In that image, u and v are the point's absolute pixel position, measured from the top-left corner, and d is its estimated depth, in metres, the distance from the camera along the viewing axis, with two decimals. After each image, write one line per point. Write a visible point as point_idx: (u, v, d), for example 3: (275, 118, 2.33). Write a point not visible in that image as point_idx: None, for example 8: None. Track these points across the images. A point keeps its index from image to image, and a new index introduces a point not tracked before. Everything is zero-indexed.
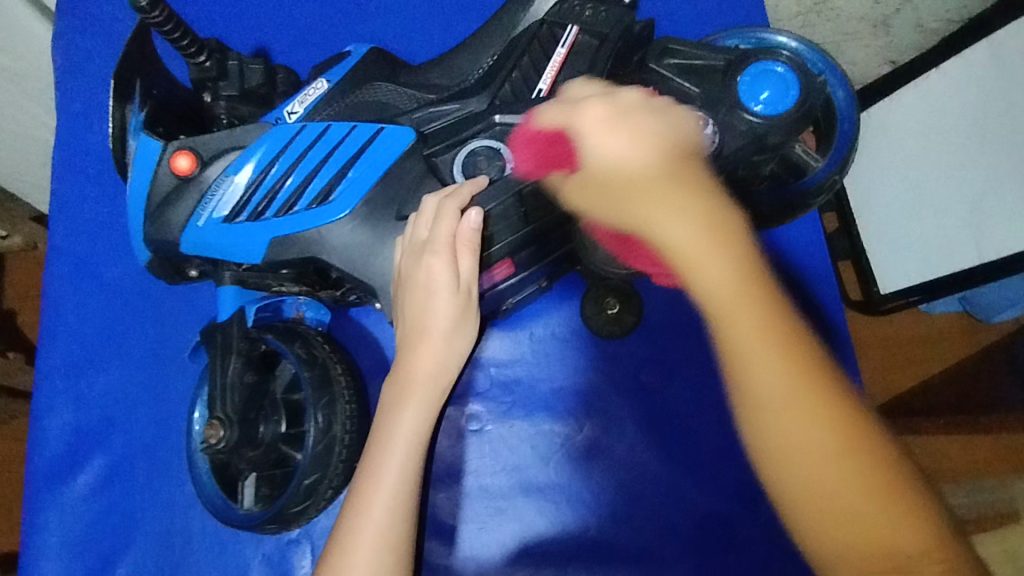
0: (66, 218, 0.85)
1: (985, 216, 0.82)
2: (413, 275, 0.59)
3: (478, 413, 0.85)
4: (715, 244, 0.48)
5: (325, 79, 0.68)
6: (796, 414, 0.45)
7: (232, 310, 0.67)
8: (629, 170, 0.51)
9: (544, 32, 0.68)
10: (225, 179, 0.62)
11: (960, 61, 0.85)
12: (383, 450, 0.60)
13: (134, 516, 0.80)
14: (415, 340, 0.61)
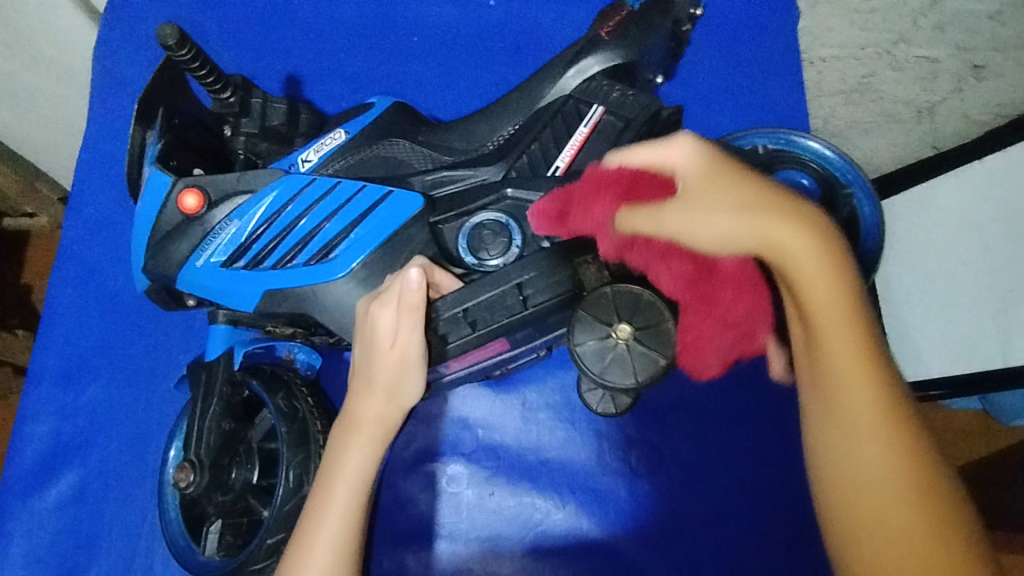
0: (84, 224, 0.87)
1: (1007, 328, 0.76)
2: (364, 325, 0.59)
3: (448, 472, 0.83)
4: (796, 227, 0.46)
5: (343, 129, 0.67)
6: (852, 405, 0.46)
7: (221, 350, 0.66)
8: (710, 192, 0.48)
9: (569, 107, 0.67)
10: (229, 223, 0.62)
11: (1006, 154, 0.76)
12: (325, 491, 0.59)
13: (98, 535, 0.78)
14: (360, 388, 0.60)
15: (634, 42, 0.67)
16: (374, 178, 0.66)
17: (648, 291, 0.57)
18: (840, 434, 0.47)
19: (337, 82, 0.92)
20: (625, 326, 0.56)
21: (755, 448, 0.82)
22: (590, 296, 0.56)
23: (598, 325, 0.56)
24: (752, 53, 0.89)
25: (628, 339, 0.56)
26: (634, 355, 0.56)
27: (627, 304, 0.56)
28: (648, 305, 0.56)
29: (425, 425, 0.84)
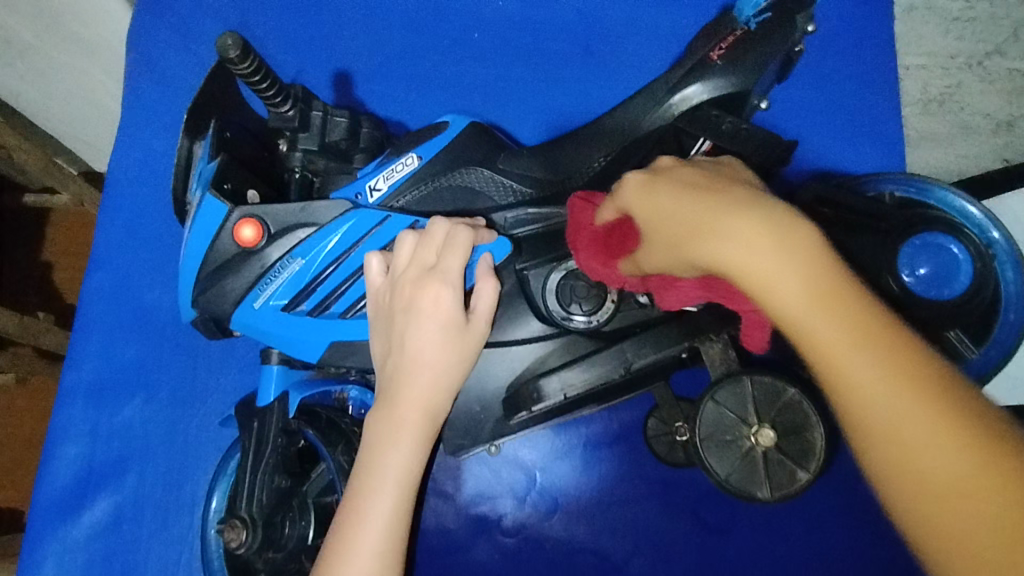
0: (119, 229, 0.81)
1: None
2: (416, 300, 0.51)
3: (498, 515, 0.77)
4: (778, 256, 0.35)
5: (416, 152, 0.60)
6: (892, 399, 0.33)
7: (273, 395, 0.60)
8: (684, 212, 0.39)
9: (670, 138, 0.60)
10: (292, 263, 0.55)
11: None
12: (368, 483, 0.49)
13: (132, 567, 0.74)
14: (407, 368, 0.51)
15: (750, 68, 0.58)
16: (450, 213, 0.60)
17: (791, 391, 0.52)
18: (899, 445, 0.32)
19: (391, 81, 0.83)
20: (763, 430, 0.51)
21: (838, 510, 0.74)
22: (723, 392, 0.52)
23: (730, 424, 0.52)
24: (853, 67, 0.79)
25: (767, 446, 0.51)
26: (770, 463, 0.51)
27: (765, 404, 0.52)
28: (789, 409, 0.52)
29: (479, 465, 0.78)
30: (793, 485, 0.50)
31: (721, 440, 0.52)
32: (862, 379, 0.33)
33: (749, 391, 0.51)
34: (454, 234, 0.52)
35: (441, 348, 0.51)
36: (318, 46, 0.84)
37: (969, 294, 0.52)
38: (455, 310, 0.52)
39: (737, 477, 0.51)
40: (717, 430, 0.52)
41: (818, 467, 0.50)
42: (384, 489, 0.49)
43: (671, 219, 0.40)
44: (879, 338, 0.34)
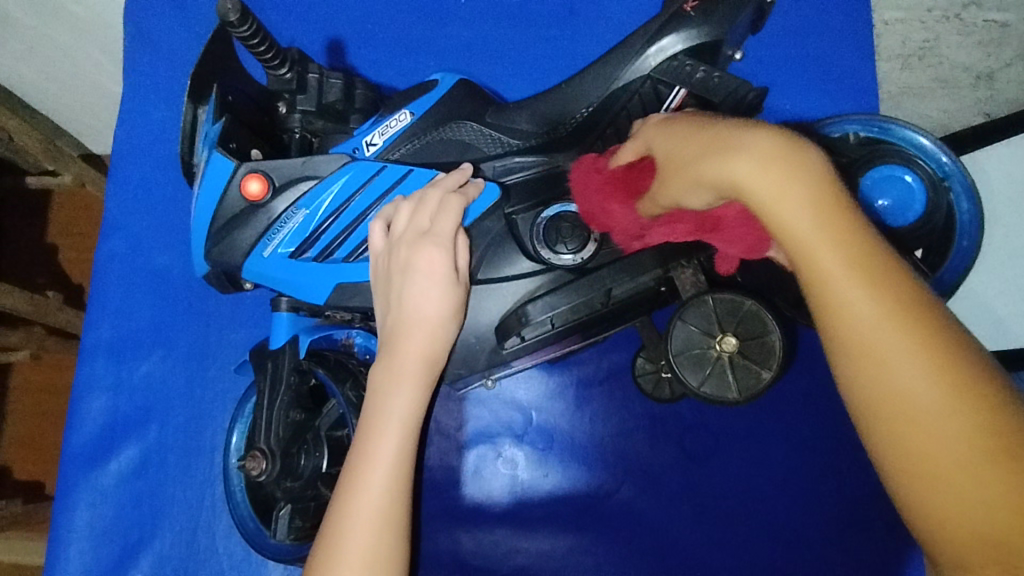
0: (128, 197, 0.85)
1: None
2: (411, 261, 0.56)
3: (498, 454, 0.82)
4: (785, 171, 0.38)
5: (408, 110, 0.63)
6: (887, 339, 0.36)
7: (285, 339, 0.64)
8: (689, 138, 0.44)
9: (647, 88, 0.63)
10: (297, 213, 0.59)
11: None
12: (375, 427, 0.54)
13: (159, 511, 0.79)
14: (405, 324, 0.56)
15: (722, 19, 0.62)
16: (442, 165, 0.64)
17: (749, 302, 0.59)
18: (878, 375, 0.36)
19: (382, 47, 0.86)
20: (725, 339, 0.58)
21: (814, 439, 0.80)
22: (690, 309, 0.59)
23: (697, 339, 0.59)
24: (824, 19, 0.82)
25: (732, 352, 0.58)
26: (737, 368, 0.58)
27: (727, 316, 0.59)
28: (748, 318, 0.59)
29: (479, 406, 0.83)
30: (758, 385, 0.58)
31: (693, 357, 0.59)
32: (860, 310, 0.36)
33: (713, 307, 0.58)
34: (443, 202, 0.57)
35: (434, 304, 0.56)
36: (311, 14, 0.87)
37: (921, 220, 0.57)
38: (446, 268, 0.56)
39: (710, 384, 0.58)
40: (687, 347, 0.60)
41: (779, 365, 0.58)
42: (387, 432, 0.53)
43: (682, 150, 0.44)
44: (875, 273, 0.37)
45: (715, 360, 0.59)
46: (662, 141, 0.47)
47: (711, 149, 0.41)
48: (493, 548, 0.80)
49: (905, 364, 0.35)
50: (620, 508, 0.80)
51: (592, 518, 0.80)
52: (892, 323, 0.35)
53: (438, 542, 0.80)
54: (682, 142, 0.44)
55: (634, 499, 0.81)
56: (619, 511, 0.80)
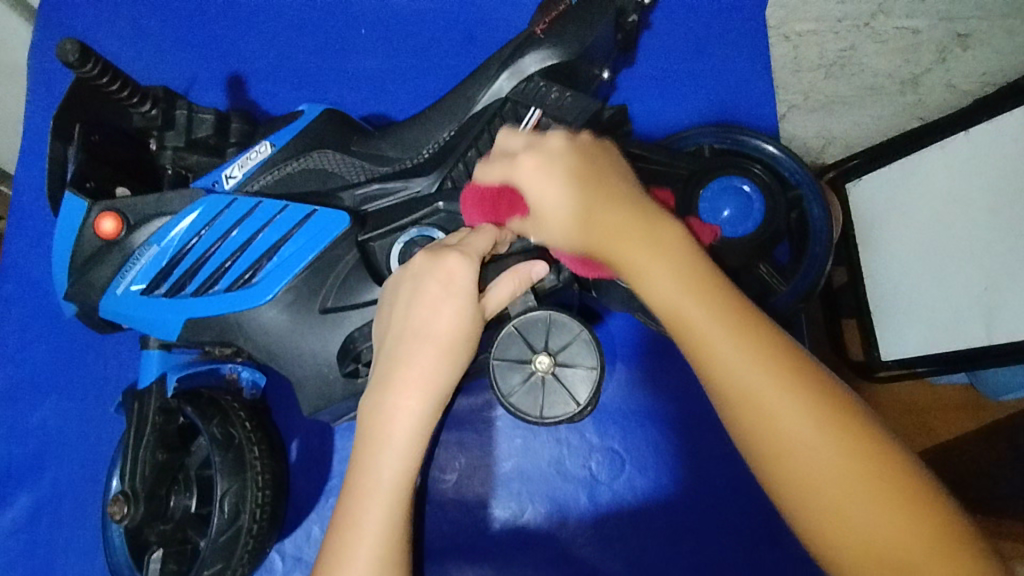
0: (11, 233, 0.80)
1: (994, 304, 0.69)
2: (428, 272, 0.51)
3: (431, 477, 0.80)
4: (667, 270, 0.44)
5: (269, 141, 0.64)
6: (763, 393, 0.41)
7: (154, 377, 0.65)
8: (571, 197, 0.47)
9: (506, 110, 0.63)
10: (149, 249, 0.59)
11: (993, 125, 0.70)
12: (370, 476, 0.49)
13: (54, 560, 0.73)
14: (410, 344, 0.50)
15: (574, 37, 0.62)
16: (304, 194, 0.63)
17: (585, 331, 0.55)
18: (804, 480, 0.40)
19: (282, 78, 0.85)
20: (545, 357, 0.54)
21: (726, 450, 0.79)
22: (525, 319, 0.53)
23: (518, 352, 0.53)
24: (728, 37, 0.86)
25: (549, 371, 0.54)
26: (549, 389, 0.55)
27: (558, 335, 0.54)
28: (575, 344, 0.54)
29: None
30: (563, 411, 0.55)
31: (510, 371, 0.54)
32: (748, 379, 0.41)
33: (548, 322, 0.53)
34: (478, 229, 0.53)
35: (445, 332, 0.50)
36: (211, 41, 0.86)
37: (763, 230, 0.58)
38: (468, 286, 0.50)
39: (518, 396, 0.54)
40: (506, 357, 0.54)
41: (588, 402, 0.54)
42: (381, 496, 0.49)
43: (598, 219, 0.46)
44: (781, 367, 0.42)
45: (529, 376, 0.54)
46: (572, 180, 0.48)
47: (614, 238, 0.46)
48: None
49: (803, 425, 0.40)
50: (531, 536, 0.78)
51: (512, 551, 0.78)
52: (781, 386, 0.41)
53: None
54: (530, 188, 0.49)
55: (546, 526, 0.79)
56: (531, 539, 0.78)
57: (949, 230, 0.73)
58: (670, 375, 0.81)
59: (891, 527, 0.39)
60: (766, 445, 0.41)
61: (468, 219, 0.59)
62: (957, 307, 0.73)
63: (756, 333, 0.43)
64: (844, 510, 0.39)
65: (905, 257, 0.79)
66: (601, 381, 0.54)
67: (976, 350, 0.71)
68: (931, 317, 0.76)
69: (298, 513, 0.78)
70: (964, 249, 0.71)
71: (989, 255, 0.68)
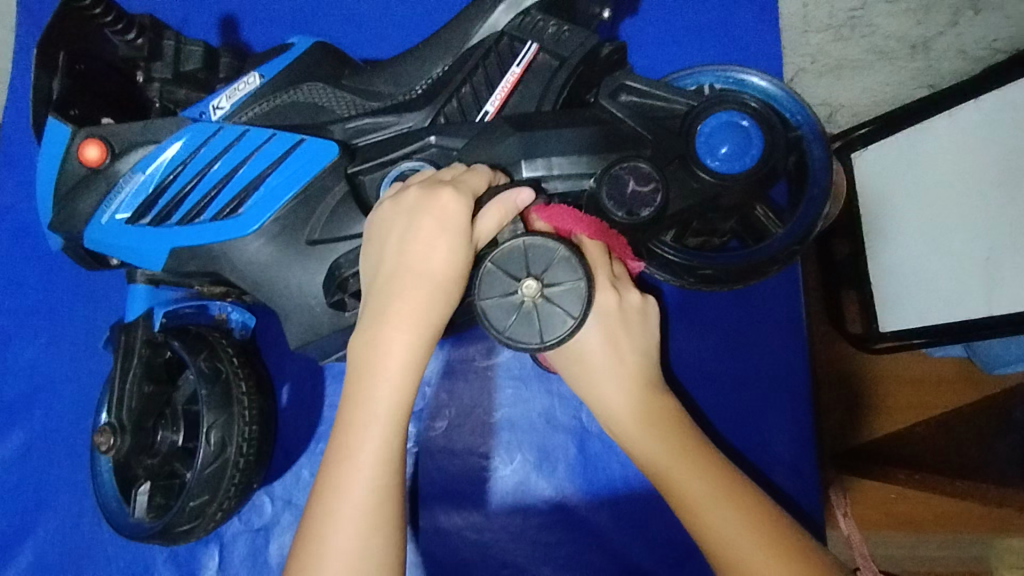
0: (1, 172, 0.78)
1: (995, 271, 0.67)
2: (421, 207, 0.49)
3: (415, 428, 0.80)
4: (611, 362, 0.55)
5: (258, 72, 0.63)
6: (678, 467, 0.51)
7: (141, 310, 0.64)
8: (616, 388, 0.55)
9: (502, 44, 0.62)
10: (134, 178, 0.57)
11: (1002, 94, 0.69)
12: (366, 408, 0.48)
13: (48, 495, 0.74)
14: (399, 280, 0.49)
15: None
16: (293, 126, 0.61)
17: (564, 247, 0.50)
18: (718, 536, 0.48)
19: (278, 21, 0.82)
20: (531, 282, 0.49)
21: None
22: (501, 250, 0.49)
23: (504, 283, 0.49)
24: None
25: (538, 295, 0.49)
26: (544, 314, 0.49)
27: (539, 258, 0.49)
28: (561, 264, 0.49)
29: None
30: (565, 332, 0.48)
31: (498, 304, 0.49)
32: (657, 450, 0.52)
33: (525, 250, 0.49)
34: (473, 169, 0.53)
35: (435, 267, 0.49)
36: None
37: (763, 163, 0.56)
38: (461, 219, 0.49)
39: (512, 330, 0.49)
40: (493, 292, 0.49)
41: (587, 314, 0.49)
42: (375, 427, 0.48)
43: (610, 387, 0.54)
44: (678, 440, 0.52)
45: (519, 305, 0.49)
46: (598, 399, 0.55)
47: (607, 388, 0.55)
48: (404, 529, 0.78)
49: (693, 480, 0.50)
50: (520, 486, 0.79)
51: (502, 500, 0.78)
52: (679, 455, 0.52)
53: None
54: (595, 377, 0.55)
55: (536, 476, 0.79)
56: (520, 490, 0.79)
57: (954, 204, 0.71)
58: None
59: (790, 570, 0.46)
60: (698, 515, 0.49)
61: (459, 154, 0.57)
62: (956, 279, 0.71)
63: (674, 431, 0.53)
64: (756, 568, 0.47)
65: (908, 229, 0.76)
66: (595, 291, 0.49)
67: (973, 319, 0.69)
68: (927, 287, 0.73)
69: (288, 458, 0.79)
70: (971, 222, 0.70)
71: (997, 224, 0.67)
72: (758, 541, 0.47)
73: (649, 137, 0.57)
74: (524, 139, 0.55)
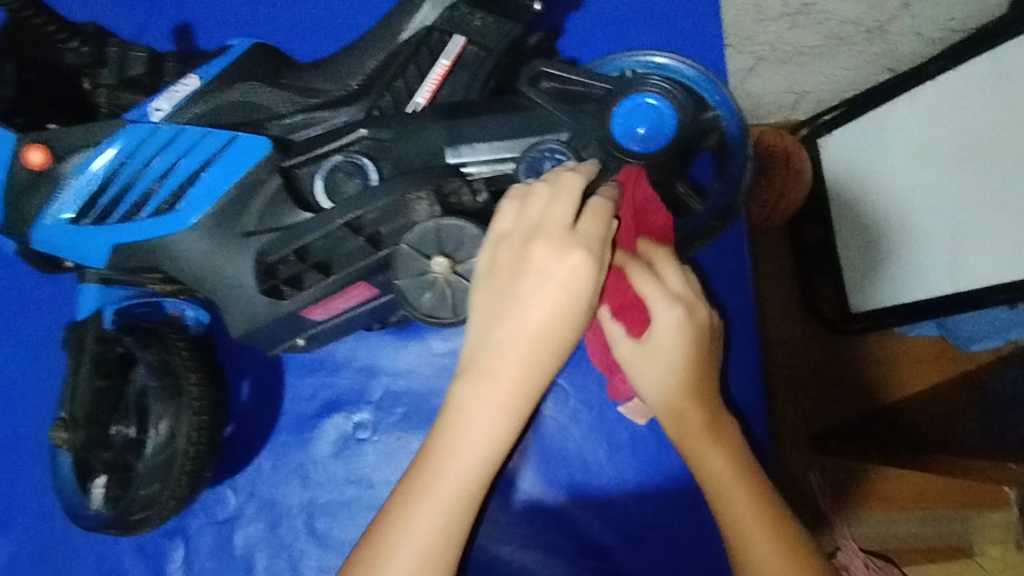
0: None
1: (960, 250, 0.73)
2: (567, 252, 0.48)
3: (354, 420, 0.82)
4: (688, 350, 0.55)
5: (196, 75, 0.65)
6: (726, 478, 0.55)
7: (91, 309, 0.67)
8: (656, 364, 0.56)
9: (433, 39, 0.64)
10: (74, 179, 0.60)
11: (960, 71, 0.73)
12: (444, 453, 0.50)
13: (17, 494, 0.77)
14: (527, 345, 0.48)
15: None
16: (230, 125, 0.63)
17: (477, 228, 0.52)
18: (762, 563, 0.52)
19: (229, 27, 0.85)
20: (442, 260, 0.51)
21: None
22: (416, 232, 0.51)
23: (417, 263, 0.51)
24: None
25: (448, 274, 0.51)
26: (454, 290, 0.51)
27: (451, 237, 0.51)
28: (470, 243, 0.51)
29: (334, 373, 0.82)
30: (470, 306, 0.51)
31: (411, 282, 0.51)
32: (707, 460, 0.56)
33: (437, 229, 0.51)
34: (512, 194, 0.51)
35: (570, 335, 0.49)
36: None
37: (673, 143, 0.59)
38: (604, 265, 0.49)
39: (425, 307, 0.51)
40: (408, 271, 0.51)
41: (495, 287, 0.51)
42: (458, 463, 0.50)
43: (677, 374, 0.56)
44: (735, 456, 0.57)
45: (429, 282, 0.51)
46: (645, 358, 0.56)
47: (664, 348, 0.56)
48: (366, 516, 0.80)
49: (740, 490, 0.55)
50: None
51: None
52: (733, 468, 0.55)
53: (296, 508, 0.80)
54: (653, 358, 0.56)
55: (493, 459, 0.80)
56: None
57: (932, 181, 0.75)
58: None
59: None
60: (759, 563, 0.52)
61: (390, 144, 0.59)
62: (928, 258, 0.77)
63: (728, 440, 0.57)
64: None
65: (876, 211, 0.83)
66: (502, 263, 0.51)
67: (942, 297, 0.76)
68: (901, 269, 0.81)
69: (250, 450, 0.81)
70: (948, 198, 0.73)
71: (973, 200, 0.71)
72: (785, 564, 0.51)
73: (567, 122, 0.58)
74: (450, 129, 0.58)
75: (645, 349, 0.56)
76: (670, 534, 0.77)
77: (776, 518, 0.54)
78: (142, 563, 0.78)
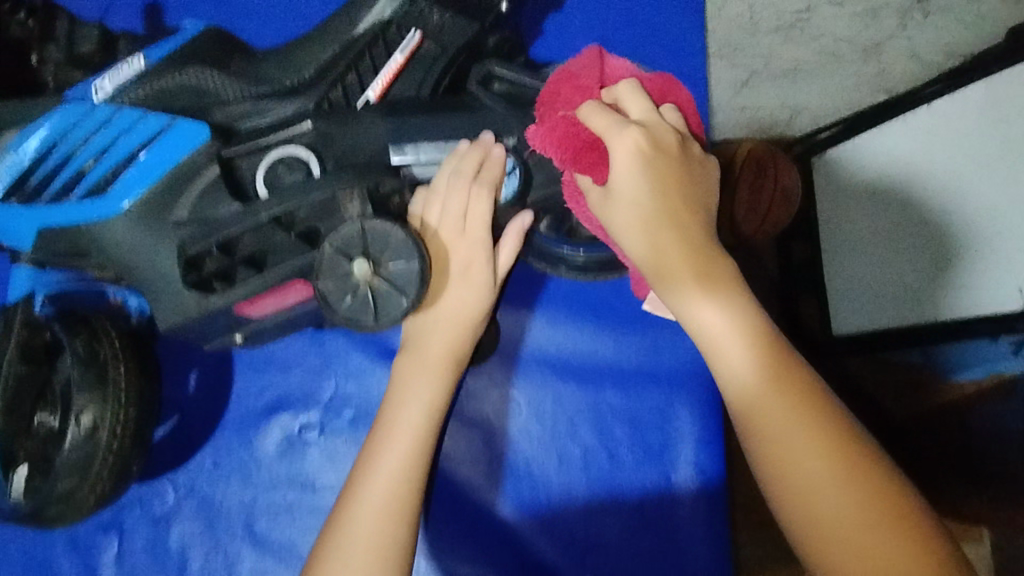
0: None
1: (967, 275, 0.72)
2: (461, 231, 0.57)
3: (302, 420, 0.79)
4: (673, 226, 0.50)
5: (143, 55, 0.62)
6: (732, 348, 0.48)
7: (23, 293, 0.65)
8: (634, 183, 0.51)
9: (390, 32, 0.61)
10: (3, 156, 0.57)
11: (953, 99, 0.73)
12: (389, 432, 0.58)
13: None
14: (448, 328, 0.60)
15: None
16: (174, 109, 0.61)
17: (403, 230, 0.50)
18: (784, 472, 0.45)
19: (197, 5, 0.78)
20: (364, 262, 0.49)
21: (631, 403, 0.78)
22: (340, 233, 0.49)
23: (338, 263, 0.49)
24: None
25: (371, 278, 0.49)
26: (377, 294, 0.49)
27: (377, 239, 0.49)
28: (396, 246, 0.49)
29: (283, 371, 0.80)
30: (396, 314, 0.49)
31: (332, 283, 0.49)
32: (718, 347, 0.48)
33: (362, 230, 0.49)
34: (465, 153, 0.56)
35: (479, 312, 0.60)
36: None
37: None
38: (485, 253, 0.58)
39: (346, 310, 0.49)
40: (328, 270, 0.49)
41: (420, 295, 0.49)
42: (400, 427, 0.58)
43: (661, 184, 0.50)
44: (711, 262, 0.50)
45: (352, 286, 0.49)
46: (640, 192, 0.50)
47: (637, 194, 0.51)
48: (307, 519, 0.77)
49: (759, 385, 0.47)
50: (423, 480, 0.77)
51: None
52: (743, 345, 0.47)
53: (236, 507, 0.78)
54: (633, 162, 0.50)
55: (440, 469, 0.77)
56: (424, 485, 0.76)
57: (934, 203, 0.74)
58: (585, 317, 0.80)
59: (843, 491, 0.43)
60: (773, 457, 0.45)
61: (336, 139, 0.57)
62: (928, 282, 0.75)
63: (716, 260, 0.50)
64: (815, 504, 0.44)
65: (865, 231, 0.81)
66: (431, 271, 0.50)
67: (945, 322, 0.74)
68: (898, 294, 0.78)
69: (191, 445, 0.78)
70: (948, 214, 0.72)
71: (975, 212, 0.70)
72: (811, 454, 0.44)
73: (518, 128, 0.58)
74: (396, 129, 0.56)
75: (618, 175, 0.51)
76: (618, 554, 0.75)
77: (813, 412, 0.45)
78: (74, 555, 0.77)
